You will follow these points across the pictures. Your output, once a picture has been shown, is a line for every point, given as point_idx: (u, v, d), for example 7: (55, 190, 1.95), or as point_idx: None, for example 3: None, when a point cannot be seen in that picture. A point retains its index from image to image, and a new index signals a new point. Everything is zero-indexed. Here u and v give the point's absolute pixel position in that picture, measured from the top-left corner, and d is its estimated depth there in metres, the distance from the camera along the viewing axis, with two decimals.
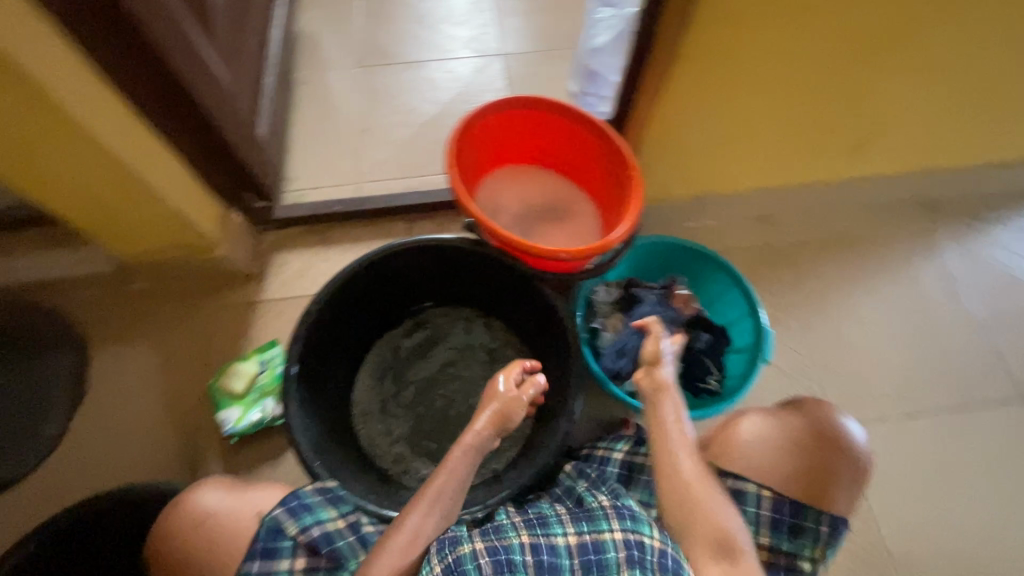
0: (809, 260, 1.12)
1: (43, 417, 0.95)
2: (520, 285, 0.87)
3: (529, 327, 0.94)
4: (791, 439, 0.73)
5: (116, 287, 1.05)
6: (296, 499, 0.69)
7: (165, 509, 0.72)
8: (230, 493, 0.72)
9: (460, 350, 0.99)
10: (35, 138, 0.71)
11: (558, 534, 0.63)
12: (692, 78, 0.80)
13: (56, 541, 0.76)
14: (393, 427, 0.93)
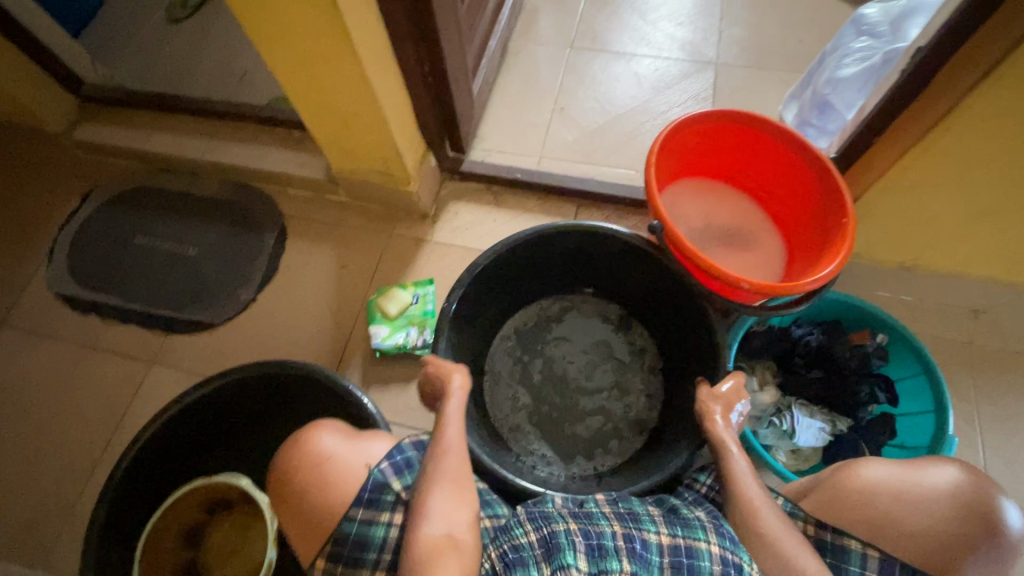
0: (1020, 376, 0.95)
1: (241, 283, 1.13)
2: (684, 297, 0.83)
3: (678, 343, 0.91)
4: (915, 495, 0.63)
5: (319, 194, 1.21)
6: (401, 455, 0.67)
7: (284, 448, 0.69)
8: (347, 438, 0.69)
9: (601, 342, 1.00)
10: (316, 54, 0.82)
11: (651, 531, 0.56)
12: (962, 136, 0.70)
13: (219, 390, 0.85)
14: (515, 392, 0.96)
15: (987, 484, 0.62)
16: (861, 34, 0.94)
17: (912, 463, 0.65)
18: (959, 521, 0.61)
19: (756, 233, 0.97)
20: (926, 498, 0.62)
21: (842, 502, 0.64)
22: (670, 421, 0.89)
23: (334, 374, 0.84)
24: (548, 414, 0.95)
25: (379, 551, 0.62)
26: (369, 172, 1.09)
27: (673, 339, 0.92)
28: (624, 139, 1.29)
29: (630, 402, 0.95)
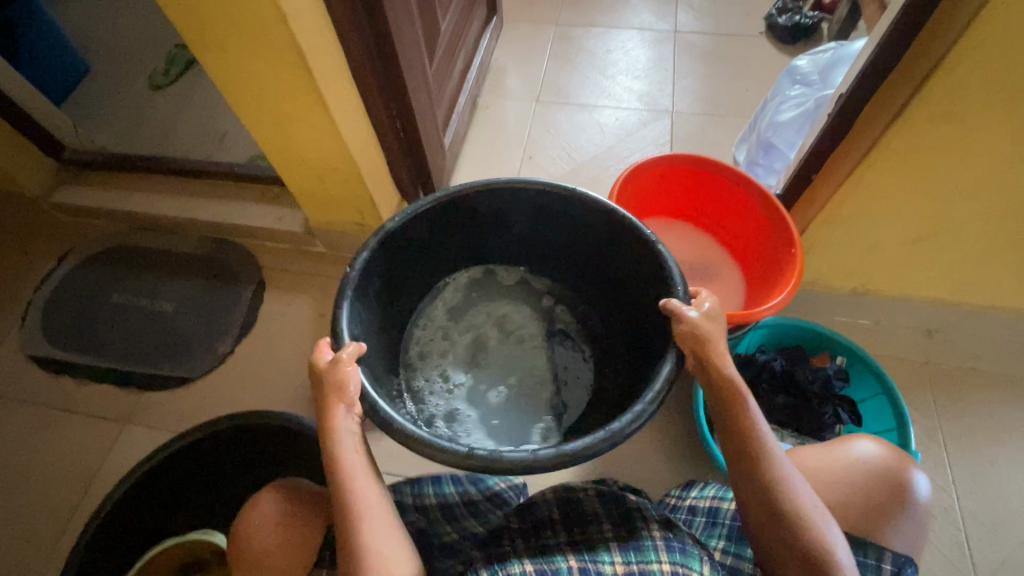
0: (977, 390, 1.00)
1: (218, 337, 1.14)
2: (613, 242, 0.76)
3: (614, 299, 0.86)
4: (846, 468, 0.63)
5: (298, 245, 1.24)
6: None
7: (242, 516, 0.72)
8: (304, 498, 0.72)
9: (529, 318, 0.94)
10: (293, 117, 0.87)
11: (606, 562, 0.57)
12: (888, 172, 0.77)
13: (164, 464, 0.83)
14: (445, 376, 0.90)
15: (900, 455, 0.65)
16: (796, 84, 1.05)
17: (825, 443, 0.66)
18: (888, 492, 0.62)
19: (716, 262, 1.03)
20: (857, 470, 0.63)
21: None
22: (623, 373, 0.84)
23: (306, 420, 0.84)
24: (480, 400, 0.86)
25: None
26: (345, 223, 1.13)
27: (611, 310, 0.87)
28: (590, 183, 1.36)
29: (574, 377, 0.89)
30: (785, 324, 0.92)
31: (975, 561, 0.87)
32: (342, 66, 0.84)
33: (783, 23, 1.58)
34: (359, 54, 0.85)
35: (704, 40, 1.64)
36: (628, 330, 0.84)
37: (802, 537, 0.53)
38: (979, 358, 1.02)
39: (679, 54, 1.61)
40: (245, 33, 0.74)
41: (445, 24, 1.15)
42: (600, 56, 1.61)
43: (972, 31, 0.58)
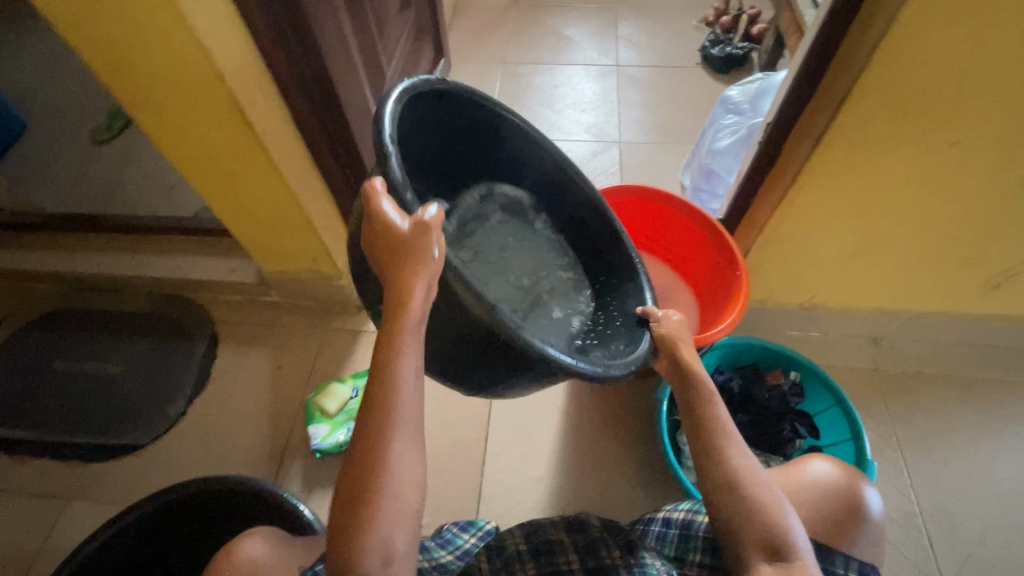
0: (924, 391, 1.04)
1: (169, 398, 1.09)
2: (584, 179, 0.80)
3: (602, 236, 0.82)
4: (809, 480, 0.63)
5: (252, 296, 1.21)
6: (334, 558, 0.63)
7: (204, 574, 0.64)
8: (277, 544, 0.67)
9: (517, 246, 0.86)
10: (235, 171, 0.85)
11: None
12: (818, 197, 0.80)
13: (107, 544, 0.77)
14: None
15: (852, 471, 0.65)
16: (729, 113, 1.10)
17: (786, 465, 0.66)
18: (846, 504, 0.61)
19: (670, 288, 1.05)
20: (817, 482, 0.63)
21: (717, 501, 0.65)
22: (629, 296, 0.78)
23: (263, 483, 0.81)
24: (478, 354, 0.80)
25: None
26: (300, 271, 1.11)
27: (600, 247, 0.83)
28: None
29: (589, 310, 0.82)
30: (739, 344, 0.94)
31: (939, 562, 0.89)
32: (284, 119, 0.84)
33: (717, 54, 1.67)
34: (299, 107, 0.85)
35: (645, 72, 1.72)
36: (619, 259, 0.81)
37: (757, 512, 0.57)
38: (924, 361, 1.07)
39: (623, 87, 1.69)
40: (179, 93, 0.73)
41: (391, 71, 1.17)
42: (548, 92, 1.67)
43: (872, 70, 0.62)
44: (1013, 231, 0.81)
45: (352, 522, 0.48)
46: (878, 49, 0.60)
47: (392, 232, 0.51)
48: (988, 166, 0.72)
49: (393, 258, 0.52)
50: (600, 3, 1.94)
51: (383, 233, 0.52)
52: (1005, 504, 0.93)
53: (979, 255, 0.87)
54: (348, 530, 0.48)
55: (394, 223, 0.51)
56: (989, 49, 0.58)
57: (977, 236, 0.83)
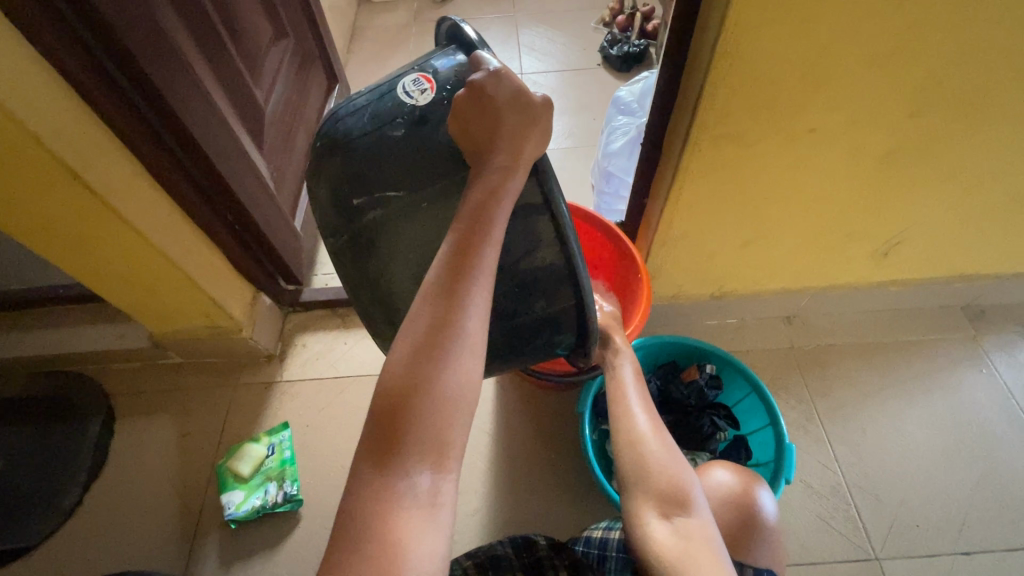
0: (838, 362, 1.07)
1: (61, 489, 0.98)
2: None
3: None
4: (711, 484, 0.70)
5: (150, 360, 1.11)
6: None
7: None
8: None
9: None
10: (89, 236, 0.78)
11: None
12: (701, 192, 0.80)
13: None
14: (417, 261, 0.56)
15: (751, 475, 0.71)
16: (620, 113, 1.11)
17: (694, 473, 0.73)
18: (746, 505, 0.67)
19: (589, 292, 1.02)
20: (719, 487, 0.69)
21: None
22: None
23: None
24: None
25: None
26: (196, 329, 1.03)
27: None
28: None
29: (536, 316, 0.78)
30: (656, 343, 0.93)
31: (869, 531, 0.91)
32: (139, 175, 0.78)
33: (616, 54, 1.70)
34: (153, 157, 0.78)
35: (549, 78, 1.73)
36: None
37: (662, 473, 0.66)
38: (836, 333, 1.10)
39: None
40: None
41: (272, 106, 1.12)
42: None
43: (717, 66, 0.62)
44: (887, 202, 0.85)
45: (418, 393, 0.44)
46: (719, 46, 0.60)
47: (498, 94, 0.51)
48: (848, 146, 0.74)
49: (496, 125, 0.52)
50: (498, 14, 1.93)
51: (494, 96, 0.51)
52: (923, 462, 0.97)
53: (861, 227, 0.90)
54: (410, 403, 0.44)
55: (509, 84, 0.52)
56: (820, 38, 0.59)
57: (854, 210, 0.86)
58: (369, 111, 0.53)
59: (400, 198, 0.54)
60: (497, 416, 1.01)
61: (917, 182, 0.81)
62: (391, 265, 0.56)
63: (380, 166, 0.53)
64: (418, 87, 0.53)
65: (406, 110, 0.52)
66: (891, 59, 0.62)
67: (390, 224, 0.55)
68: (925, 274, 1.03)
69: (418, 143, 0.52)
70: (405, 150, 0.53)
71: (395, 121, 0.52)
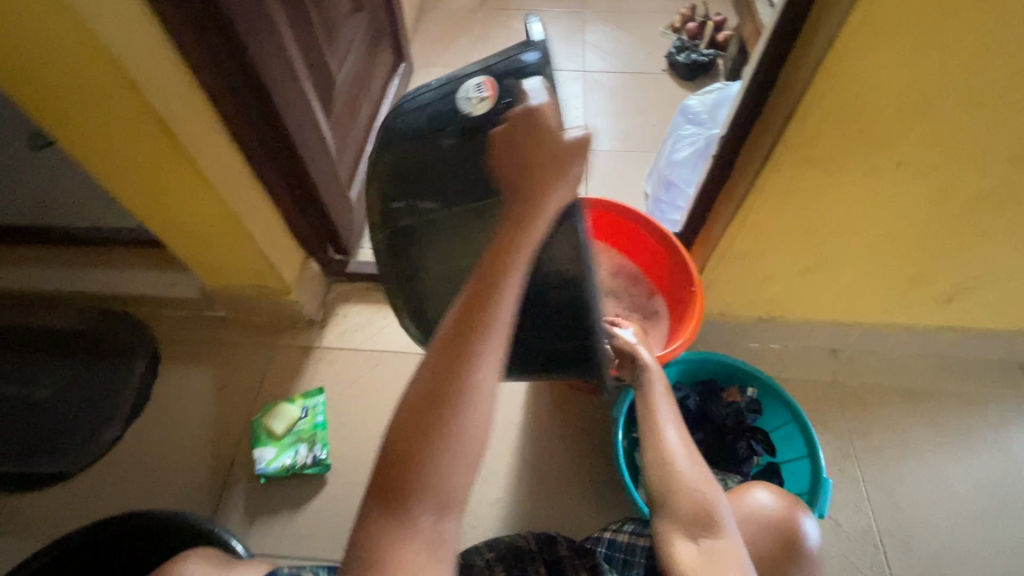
0: (881, 403, 1.04)
1: (104, 423, 1.02)
2: None
3: None
4: (746, 508, 0.68)
5: (197, 310, 1.14)
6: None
7: None
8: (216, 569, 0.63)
9: None
10: (167, 184, 0.80)
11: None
12: (771, 213, 0.79)
13: None
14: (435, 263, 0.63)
15: (795, 500, 0.69)
16: (688, 123, 1.09)
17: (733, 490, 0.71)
18: (783, 535, 0.65)
19: (641, 293, 1.00)
20: (756, 512, 0.67)
21: None
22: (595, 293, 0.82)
23: (189, 514, 0.78)
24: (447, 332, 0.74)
25: None
26: (246, 286, 1.06)
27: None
28: None
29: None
30: (699, 359, 0.92)
31: None
32: (217, 129, 0.80)
33: (682, 61, 1.67)
34: (233, 114, 0.80)
35: (612, 79, 1.70)
36: None
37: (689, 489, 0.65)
38: (881, 373, 1.07)
39: (589, 93, 1.66)
40: (93, 104, 0.67)
41: (342, 77, 1.13)
42: None
43: (815, 88, 0.60)
44: (961, 248, 0.81)
45: (421, 442, 0.44)
46: (821, 65, 0.58)
47: (571, 132, 0.49)
48: (933, 184, 0.71)
49: (565, 159, 0.49)
50: (567, 8, 1.92)
51: (553, 129, 0.49)
52: (960, 519, 0.94)
53: (931, 269, 0.87)
54: (415, 453, 0.44)
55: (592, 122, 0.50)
56: (930, 70, 0.57)
57: (927, 251, 0.83)
58: (426, 111, 0.56)
59: (434, 209, 0.59)
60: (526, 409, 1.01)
61: (1000, 231, 0.78)
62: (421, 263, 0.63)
63: (424, 170, 0.58)
64: (478, 95, 0.53)
65: (463, 119, 0.54)
66: (1001, 100, 0.59)
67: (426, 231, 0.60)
68: (987, 325, 0.99)
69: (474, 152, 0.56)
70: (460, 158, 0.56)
71: (448, 128, 0.55)
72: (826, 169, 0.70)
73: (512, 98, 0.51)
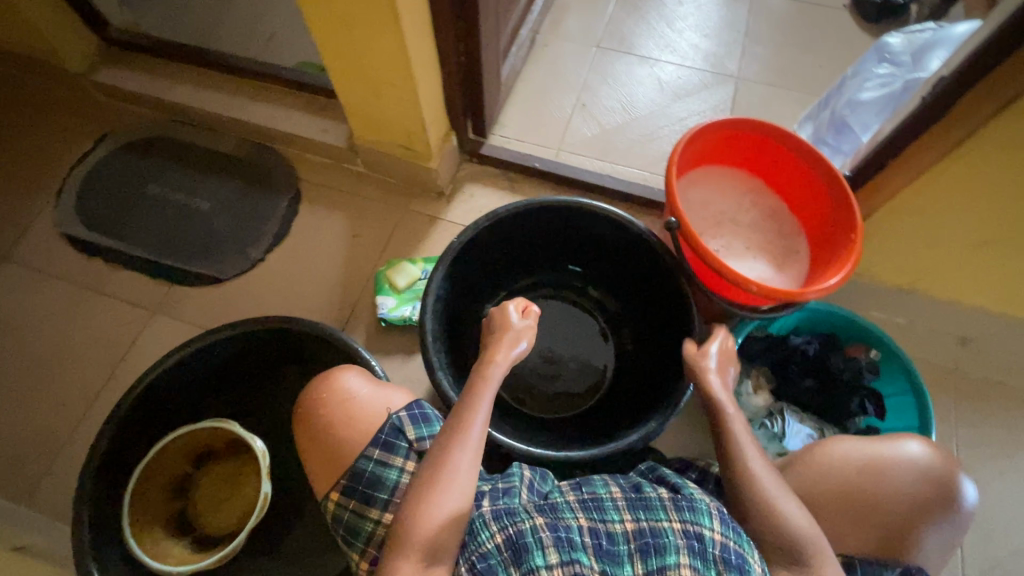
0: (999, 400, 1.00)
1: (250, 243, 1.14)
2: (635, 320, 0.98)
3: (635, 363, 0.96)
4: (908, 467, 0.69)
5: (339, 161, 1.21)
6: (418, 408, 0.76)
7: (312, 382, 0.79)
8: (370, 383, 0.79)
9: (628, 330, 0.99)
10: (360, 22, 0.82)
11: (615, 521, 0.58)
12: (973, 164, 0.74)
13: (155, 387, 0.83)
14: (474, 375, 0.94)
15: (952, 462, 0.70)
16: (884, 61, 0.98)
17: (881, 438, 0.71)
18: (936, 494, 0.68)
19: (783, 231, 0.96)
20: (915, 471, 0.69)
21: (815, 469, 0.70)
22: (609, 412, 0.93)
23: (299, 320, 0.86)
24: (530, 379, 0.98)
25: (391, 491, 0.70)
26: (393, 147, 1.11)
27: (653, 358, 0.91)
28: (642, 142, 1.31)
29: (622, 403, 0.93)
30: (826, 310, 0.90)
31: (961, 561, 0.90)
32: None
33: None
34: None
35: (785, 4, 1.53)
36: (637, 379, 0.94)
37: (771, 518, 0.59)
38: (1011, 374, 1.01)
39: (755, 17, 1.51)
40: None
41: None
42: (671, 6, 1.52)
43: None
44: None
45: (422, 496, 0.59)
46: None
47: (497, 328, 0.76)
48: None
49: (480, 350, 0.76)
50: None
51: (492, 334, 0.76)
52: None
53: None
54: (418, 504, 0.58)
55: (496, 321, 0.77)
56: None
57: None
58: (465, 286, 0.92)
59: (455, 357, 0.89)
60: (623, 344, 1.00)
61: None
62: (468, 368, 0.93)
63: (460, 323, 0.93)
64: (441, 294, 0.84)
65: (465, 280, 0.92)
66: None
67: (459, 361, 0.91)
68: None
69: (471, 288, 0.95)
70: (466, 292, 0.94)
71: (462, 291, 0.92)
72: None
73: (427, 322, 0.79)
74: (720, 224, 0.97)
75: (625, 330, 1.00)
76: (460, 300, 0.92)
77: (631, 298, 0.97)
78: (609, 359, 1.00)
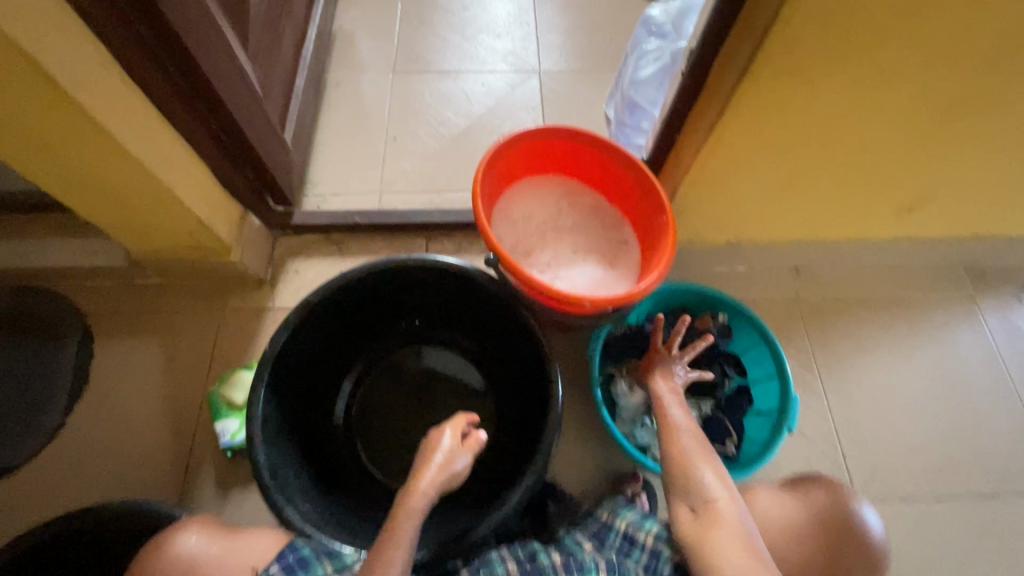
0: (840, 315, 1.07)
1: (39, 409, 0.93)
2: (493, 356, 0.93)
3: (508, 402, 0.91)
4: (803, 511, 0.70)
5: (128, 279, 1.03)
6: (292, 554, 0.66)
7: (141, 554, 0.67)
8: (217, 537, 0.68)
9: (491, 371, 0.94)
10: (57, 141, 0.67)
11: None
12: (743, 128, 0.76)
13: None
14: (337, 481, 0.83)
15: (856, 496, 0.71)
16: (652, 36, 1.00)
17: (796, 488, 0.72)
18: (848, 535, 0.68)
19: (608, 224, 0.95)
20: (812, 512, 0.70)
21: None
22: (494, 465, 0.87)
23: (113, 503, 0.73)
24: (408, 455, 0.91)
25: None
26: (182, 250, 0.96)
27: (521, 394, 0.86)
28: (464, 160, 1.26)
29: (506, 452, 0.87)
30: (669, 290, 0.92)
31: (852, 477, 0.95)
32: (105, 61, 0.65)
33: None
34: (128, 49, 0.66)
35: None
36: (513, 420, 0.89)
37: (717, 527, 0.63)
38: (843, 286, 1.10)
39: (541, 5, 1.51)
40: None
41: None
42: (457, 13, 1.48)
43: None
44: (927, 152, 0.82)
45: None
46: None
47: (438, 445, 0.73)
48: (912, 88, 0.70)
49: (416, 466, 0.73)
50: None
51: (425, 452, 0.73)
52: (911, 416, 1.00)
53: (892, 176, 0.87)
54: None
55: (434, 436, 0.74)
56: None
57: (889, 159, 0.83)
58: (296, 390, 0.81)
59: (307, 471, 0.78)
60: (491, 386, 0.95)
61: (958, 135, 0.78)
62: (328, 475, 0.83)
63: (303, 431, 0.83)
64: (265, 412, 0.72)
65: (294, 384, 0.81)
66: None
67: (314, 473, 0.80)
68: (938, 230, 1.02)
69: (305, 387, 0.84)
70: (300, 395, 0.83)
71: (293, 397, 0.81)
72: (801, 75, 0.67)
73: (259, 456, 0.67)
74: (548, 237, 0.95)
75: (489, 369, 0.94)
76: (295, 405, 0.81)
77: (484, 338, 0.92)
78: (488, 407, 0.94)
